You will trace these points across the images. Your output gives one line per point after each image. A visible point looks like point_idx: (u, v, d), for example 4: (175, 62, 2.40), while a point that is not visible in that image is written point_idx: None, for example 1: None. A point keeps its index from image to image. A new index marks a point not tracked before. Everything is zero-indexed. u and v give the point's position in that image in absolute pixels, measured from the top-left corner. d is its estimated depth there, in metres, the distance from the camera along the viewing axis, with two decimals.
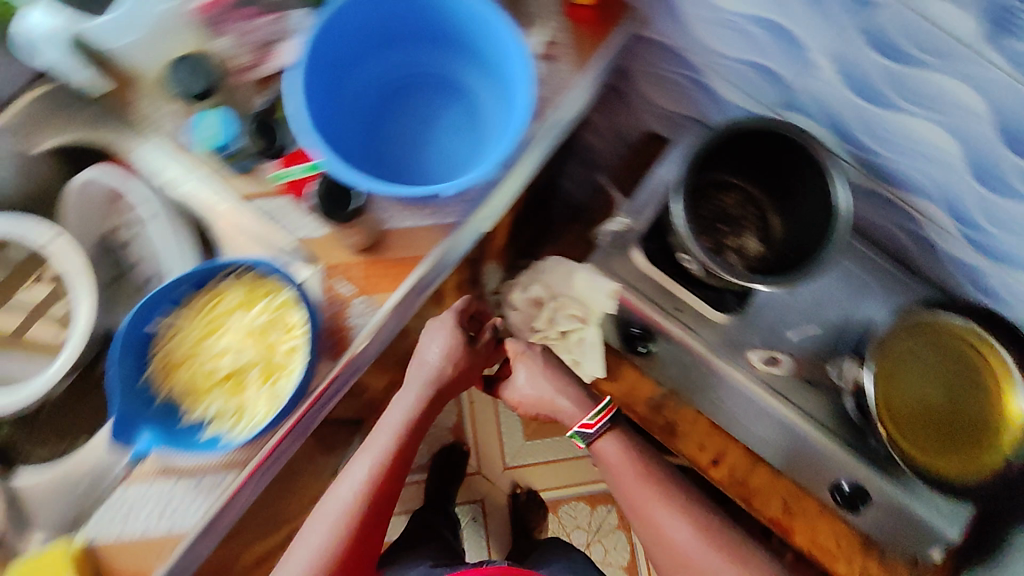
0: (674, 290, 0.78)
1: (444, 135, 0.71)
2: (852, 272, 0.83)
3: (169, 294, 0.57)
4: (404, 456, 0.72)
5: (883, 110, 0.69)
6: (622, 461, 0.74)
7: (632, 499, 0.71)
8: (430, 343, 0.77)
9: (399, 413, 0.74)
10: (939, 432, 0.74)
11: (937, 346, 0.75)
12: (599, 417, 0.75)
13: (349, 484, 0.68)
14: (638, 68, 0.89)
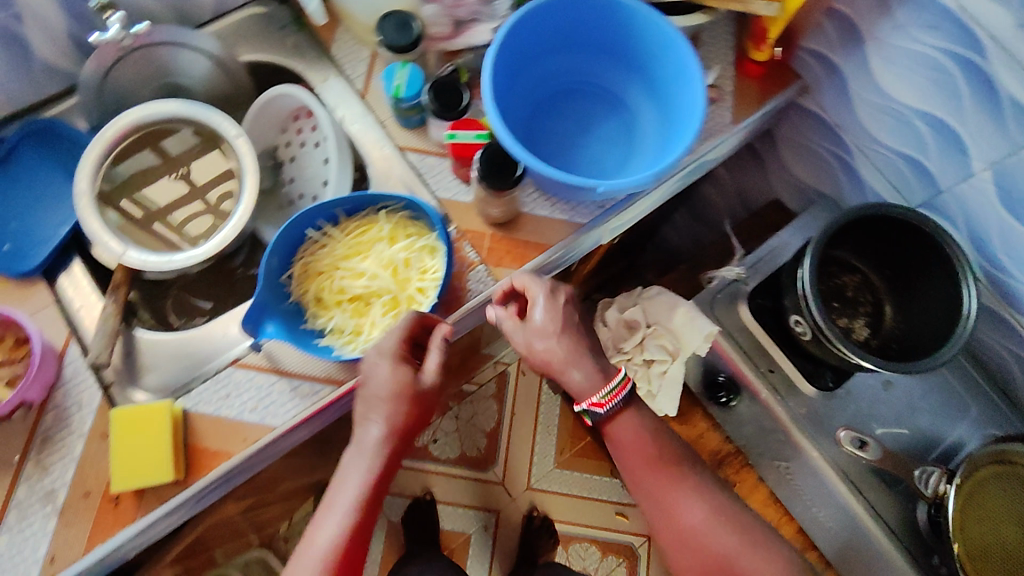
0: (771, 350, 0.79)
1: (598, 141, 0.74)
2: (953, 389, 0.80)
3: (327, 210, 0.62)
4: (368, 514, 0.56)
5: None
6: (637, 443, 0.67)
7: (643, 482, 0.68)
8: (373, 381, 0.57)
9: (355, 470, 0.56)
10: None
11: None
12: (612, 397, 0.64)
13: (309, 559, 0.53)
14: (786, 135, 0.89)
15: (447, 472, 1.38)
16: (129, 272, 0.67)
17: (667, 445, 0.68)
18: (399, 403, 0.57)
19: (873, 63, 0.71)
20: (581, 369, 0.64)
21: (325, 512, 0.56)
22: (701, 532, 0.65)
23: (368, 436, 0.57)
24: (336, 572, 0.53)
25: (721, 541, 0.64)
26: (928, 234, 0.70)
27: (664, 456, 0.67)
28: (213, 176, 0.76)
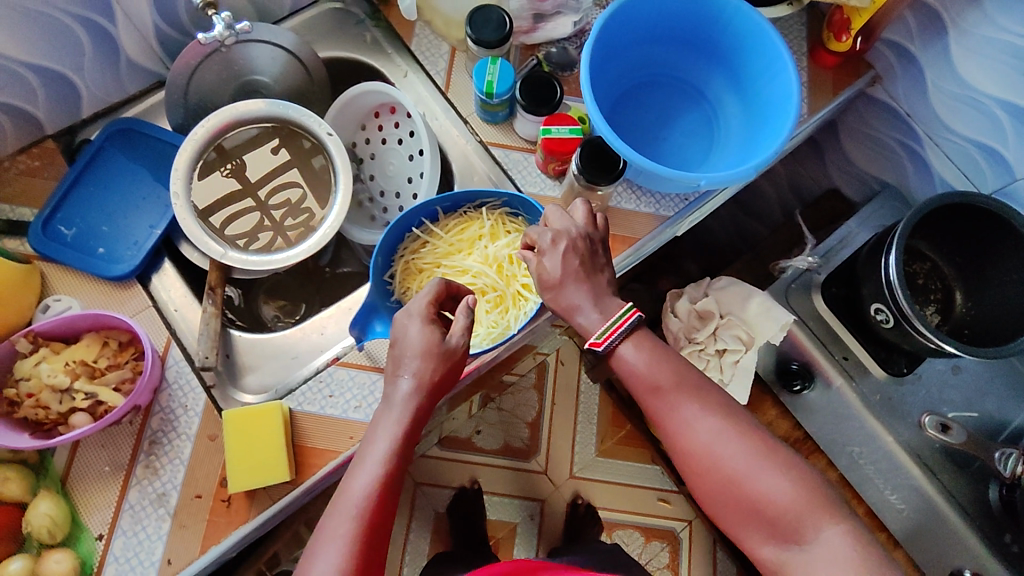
0: (846, 339, 0.82)
1: (681, 135, 0.75)
2: (1021, 376, 0.81)
3: (428, 207, 0.63)
4: (399, 469, 0.53)
5: None
6: (640, 369, 0.56)
7: (654, 414, 0.57)
8: (402, 340, 0.55)
9: (386, 423, 0.54)
10: None
11: None
12: (609, 333, 0.56)
13: (343, 511, 0.51)
14: (849, 124, 0.94)
15: (488, 463, 1.39)
16: (221, 274, 0.67)
17: (668, 364, 0.56)
18: (427, 361, 0.54)
19: (954, 53, 0.74)
20: (585, 313, 0.57)
21: (356, 463, 0.53)
22: (711, 455, 0.54)
23: (396, 392, 0.54)
24: (368, 524, 0.50)
25: (734, 459, 0.53)
26: (1009, 222, 0.72)
27: (666, 374, 0.56)
28: (267, 174, 0.75)
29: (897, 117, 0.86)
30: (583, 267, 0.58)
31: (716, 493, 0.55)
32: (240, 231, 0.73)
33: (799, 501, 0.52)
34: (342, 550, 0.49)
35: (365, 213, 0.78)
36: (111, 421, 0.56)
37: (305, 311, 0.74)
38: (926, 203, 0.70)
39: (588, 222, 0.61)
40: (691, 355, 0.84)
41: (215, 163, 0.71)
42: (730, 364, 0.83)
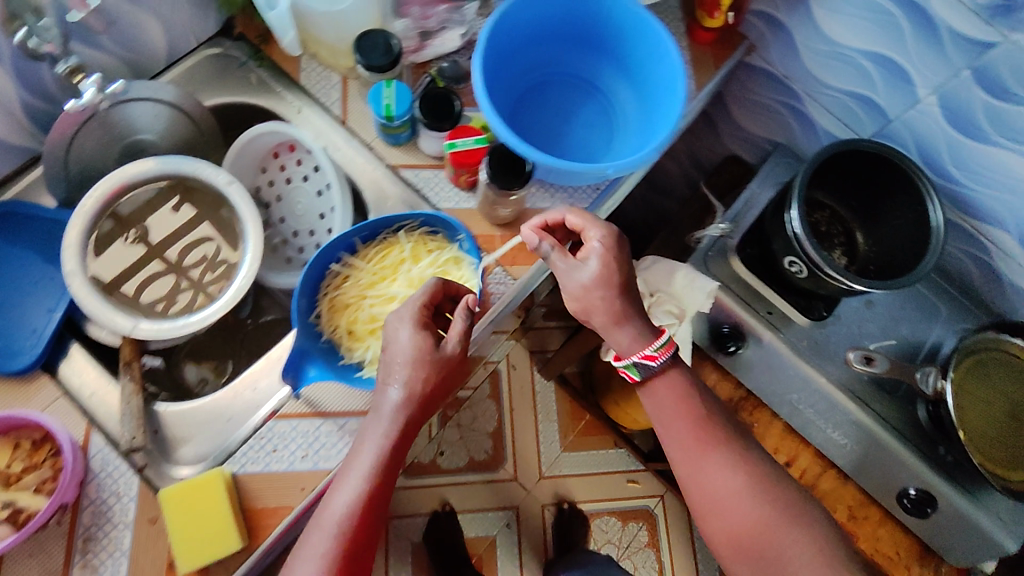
0: (765, 293, 0.86)
1: (582, 129, 0.78)
2: (923, 297, 0.89)
3: (346, 239, 0.62)
4: (385, 483, 0.55)
5: (977, 144, 0.78)
6: (680, 413, 0.66)
7: (685, 456, 0.65)
8: (392, 345, 0.56)
9: (374, 434, 0.55)
10: (1012, 447, 0.79)
11: (1005, 369, 0.81)
12: (664, 350, 0.65)
13: (328, 521, 0.52)
14: (734, 94, 0.99)
15: (457, 482, 1.37)
16: (136, 347, 0.64)
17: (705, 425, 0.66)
18: (417, 370, 0.55)
19: (817, 15, 0.80)
20: (632, 325, 0.65)
21: (344, 474, 0.55)
22: (733, 502, 0.62)
23: (386, 400, 0.55)
24: (349, 539, 0.52)
25: (754, 511, 0.61)
26: (894, 162, 0.78)
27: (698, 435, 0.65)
28: (175, 234, 0.72)
29: (774, 80, 0.92)
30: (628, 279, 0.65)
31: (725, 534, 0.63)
32: (156, 297, 0.70)
33: (806, 550, 0.59)
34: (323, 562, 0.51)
35: (281, 257, 0.75)
36: (36, 527, 0.52)
37: (235, 370, 0.70)
38: (821, 153, 0.76)
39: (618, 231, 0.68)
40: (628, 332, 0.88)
41: (116, 232, 0.68)
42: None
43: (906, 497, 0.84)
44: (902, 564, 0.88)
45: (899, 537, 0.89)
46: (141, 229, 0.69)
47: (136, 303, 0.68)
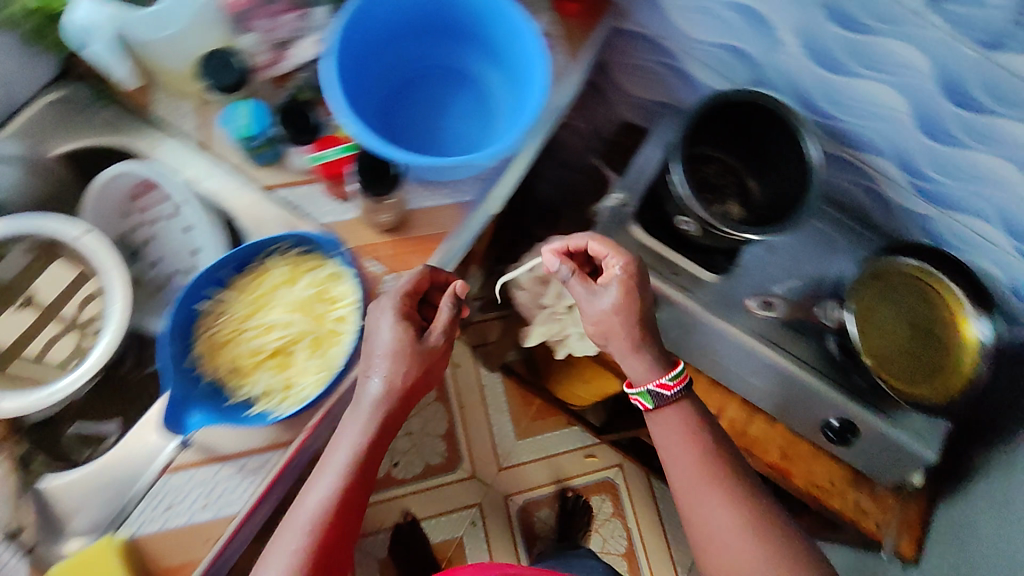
0: (670, 256, 0.86)
1: (458, 120, 0.76)
2: (821, 232, 0.94)
3: (213, 274, 0.59)
4: (358, 483, 0.56)
5: (841, 78, 0.80)
6: (682, 441, 0.67)
7: (687, 488, 0.66)
8: (373, 337, 0.57)
9: (353, 430, 0.56)
10: (915, 362, 0.83)
11: (899, 288, 0.86)
12: (678, 379, 0.68)
13: (298, 521, 0.54)
14: (617, 62, 0.99)
15: (415, 490, 1.35)
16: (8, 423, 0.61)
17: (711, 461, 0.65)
18: (398, 362, 0.56)
19: None
20: (644, 359, 0.69)
21: (318, 473, 0.56)
22: (725, 540, 0.62)
23: (366, 393, 0.56)
24: (320, 540, 0.53)
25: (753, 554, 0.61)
26: (771, 107, 0.79)
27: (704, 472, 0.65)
28: (66, 291, 0.68)
29: (649, 41, 0.92)
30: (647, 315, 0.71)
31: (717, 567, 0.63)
32: (62, 358, 0.68)
33: None
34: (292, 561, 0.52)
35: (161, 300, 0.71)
36: None
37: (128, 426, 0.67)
38: (697, 106, 0.77)
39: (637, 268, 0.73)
40: (541, 320, 0.90)
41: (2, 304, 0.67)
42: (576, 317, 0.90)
43: (828, 429, 0.86)
44: (836, 492, 0.91)
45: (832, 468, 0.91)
46: (25, 294, 0.67)
47: (28, 371, 0.66)
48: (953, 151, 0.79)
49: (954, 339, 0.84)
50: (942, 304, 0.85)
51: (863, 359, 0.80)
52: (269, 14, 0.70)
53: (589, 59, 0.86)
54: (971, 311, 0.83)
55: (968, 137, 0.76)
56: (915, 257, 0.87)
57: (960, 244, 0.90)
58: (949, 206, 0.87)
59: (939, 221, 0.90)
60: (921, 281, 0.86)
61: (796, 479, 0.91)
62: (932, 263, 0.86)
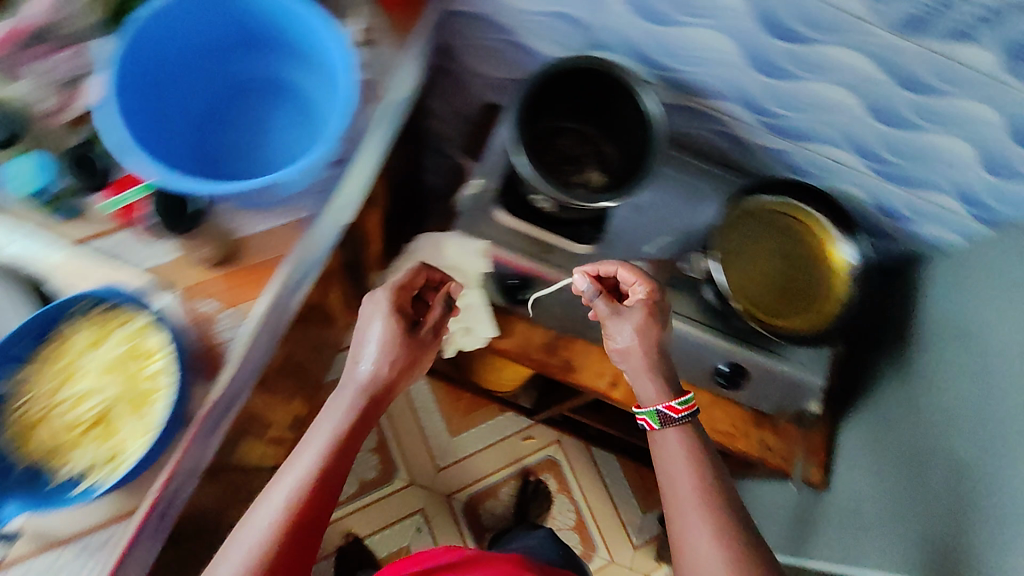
0: (538, 234, 0.86)
1: (283, 133, 0.72)
2: (681, 179, 0.89)
3: (11, 352, 0.58)
4: (341, 456, 0.62)
5: (669, 28, 0.78)
6: (678, 462, 0.62)
7: (674, 511, 0.60)
8: (369, 326, 0.69)
9: (337, 409, 0.64)
10: (789, 296, 0.84)
11: (765, 225, 0.86)
12: (687, 406, 0.65)
13: (264, 513, 0.57)
14: (459, 44, 0.94)
15: (355, 508, 1.31)
16: None
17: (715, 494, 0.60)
18: (388, 347, 0.67)
19: None
20: (652, 382, 0.68)
21: (302, 450, 0.61)
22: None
23: (356, 375, 0.66)
24: (287, 532, 0.56)
25: None
26: (607, 71, 0.78)
27: (707, 508, 0.59)
28: None
29: (483, 20, 0.88)
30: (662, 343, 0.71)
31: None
32: None
33: None
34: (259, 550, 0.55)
35: None
36: None
37: None
38: (529, 80, 0.74)
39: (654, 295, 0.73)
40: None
41: None
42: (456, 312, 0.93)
43: (718, 373, 0.86)
44: (741, 434, 0.92)
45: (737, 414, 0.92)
46: None
47: None
48: (789, 89, 0.80)
49: (825, 265, 0.85)
50: (809, 233, 0.86)
51: (728, 299, 0.80)
52: (38, 56, 0.65)
53: (422, 47, 0.81)
54: (836, 235, 0.85)
55: (799, 69, 0.76)
56: (776, 191, 0.86)
57: (817, 170, 0.92)
58: (798, 135, 0.87)
59: (792, 151, 0.90)
60: (783, 214, 0.87)
61: (700, 431, 0.90)
62: (792, 194, 0.86)
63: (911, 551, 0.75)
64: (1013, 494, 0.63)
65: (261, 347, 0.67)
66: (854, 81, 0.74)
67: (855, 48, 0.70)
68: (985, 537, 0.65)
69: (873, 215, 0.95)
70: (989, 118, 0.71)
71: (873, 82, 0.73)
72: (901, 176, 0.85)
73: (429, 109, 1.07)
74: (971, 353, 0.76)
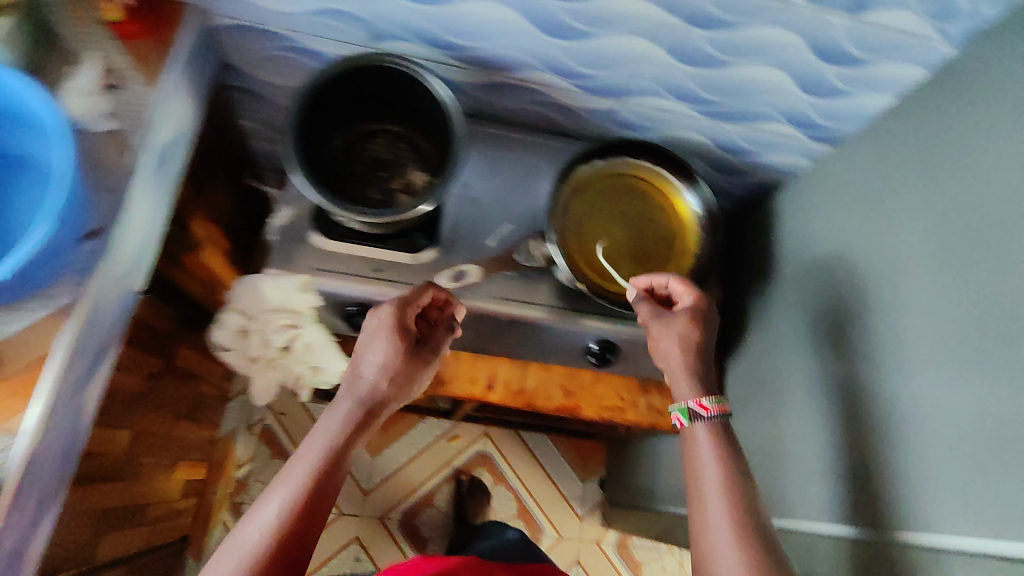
0: (362, 253, 0.78)
1: (24, 213, 0.63)
2: (509, 158, 0.86)
3: None
4: (333, 465, 0.68)
5: (446, 7, 0.69)
6: (705, 451, 0.69)
7: (699, 497, 0.67)
8: (370, 341, 0.73)
9: (332, 421, 0.70)
10: (642, 258, 0.83)
11: (608, 190, 0.85)
12: (716, 405, 0.71)
13: (256, 520, 0.63)
14: (238, 60, 0.81)
15: None
16: None
17: (734, 482, 0.66)
18: (392, 364, 0.72)
19: None
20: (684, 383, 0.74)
21: (298, 457, 0.68)
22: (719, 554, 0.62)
23: (358, 388, 0.72)
24: (278, 539, 0.61)
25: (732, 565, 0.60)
26: (382, 64, 0.69)
27: (723, 500, 0.65)
28: None
29: (248, 30, 0.76)
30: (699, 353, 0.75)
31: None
32: None
33: None
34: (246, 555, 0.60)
35: None
36: None
37: None
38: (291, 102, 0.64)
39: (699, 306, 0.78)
40: (263, 376, 0.81)
41: None
42: (298, 353, 0.80)
43: (590, 353, 0.85)
44: (628, 405, 0.91)
45: (619, 384, 0.91)
46: None
47: None
48: (588, 73, 0.77)
49: (673, 220, 0.85)
50: (654, 191, 0.85)
51: (576, 284, 0.77)
52: None
53: (184, 77, 0.75)
54: (680, 187, 0.84)
55: (588, 27, 0.69)
56: (611, 154, 0.84)
57: (649, 123, 0.85)
58: (620, 97, 0.81)
59: (621, 110, 0.83)
60: (625, 175, 0.85)
61: (586, 412, 0.90)
62: (628, 153, 0.84)
63: (837, 482, 0.73)
64: (856, 419, 0.71)
65: (61, 457, 0.64)
66: (644, 61, 0.73)
67: (637, 34, 0.69)
68: (901, 467, 0.63)
69: (718, 154, 0.91)
70: (777, 79, 0.73)
71: (660, 63, 0.73)
72: (733, 113, 0.81)
73: (213, 121, 0.89)
74: (808, 285, 0.83)
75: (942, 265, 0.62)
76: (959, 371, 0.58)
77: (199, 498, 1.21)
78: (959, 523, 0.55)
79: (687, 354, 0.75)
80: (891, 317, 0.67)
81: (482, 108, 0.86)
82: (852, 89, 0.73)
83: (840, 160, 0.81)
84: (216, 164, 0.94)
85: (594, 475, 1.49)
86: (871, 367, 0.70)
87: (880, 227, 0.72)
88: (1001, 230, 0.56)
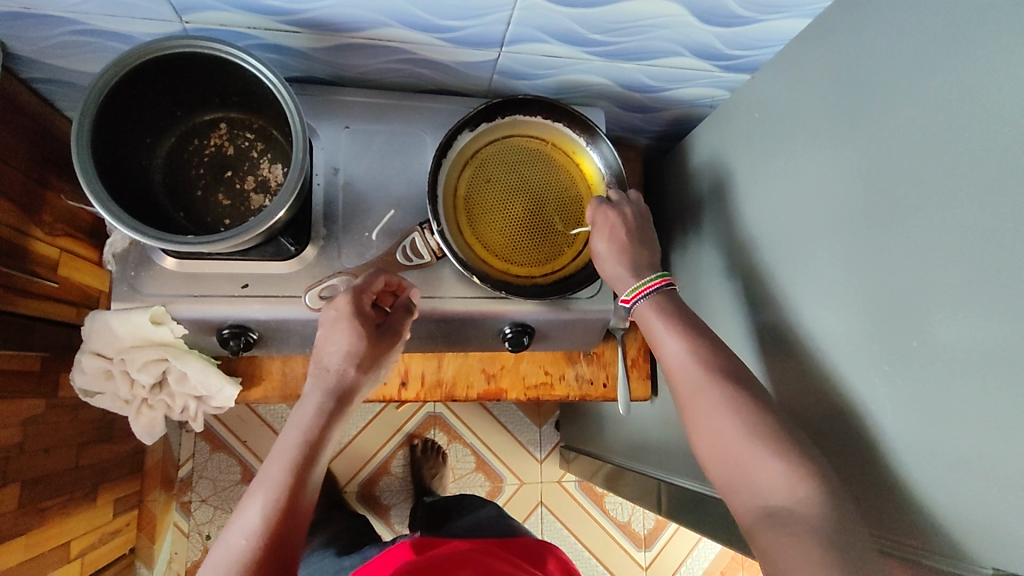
0: (223, 268, 0.67)
1: None
2: (384, 130, 0.75)
3: None
4: (310, 462, 0.60)
5: None
6: (655, 324, 0.65)
7: (677, 386, 0.62)
8: (329, 335, 0.64)
9: (302, 415, 0.62)
10: (550, 230, 0.74)
11: (502, 156, 0.74)
12: (635, 293, 0.67)
13: (239, 531, 0.56)
14: (28, 49, 0.66)
15: None
16: None
17: (701, 338, 0.62)
18: (356, 347, 0.63)
19: None
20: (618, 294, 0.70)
21: (270, 460, 0.60)
22: (704, 424, 0.58)
23: (328, 379, 0.63)
24: (263, 548, 0.55)
25: (726, 426, 0.56)
26: (180, 49, 0.58)
27: (694, 362, 0.61)
28: None
29: (21, 17, 0.60)
30: (626, 249, 0.69)
31: (720, 463, 0.56)
32: None
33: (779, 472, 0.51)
34: (230, 567, 0.54)
35: None
36: None
37: None
38: (75, 126, 0.55)
39: (625, 202, 0.72)
40: (140, 413, 0.75)
41: None
42: (174, 385, 0.74)
43: (506, 340, 0.75)
44: (554, 380, 0.86)
45: (543, 359, 0.86)
46: None
47: None
48: (452, 25, 0.63)
49: (578, 180, 0.76)
50: (554, 149, 0.76)
51: (471, 276, 0.68)
52: None
53: None
54: (580, 141, 0.75)
55: None
56: (498, 115, 0.73)
57: (538, 71, 0.74)
58: (498, 47, 0.68)
59: (502, 60, 0.71)
60: (519, 136, 0.75)
61: (510, 394, 0.85)
62: (517, 112, 0.74)
63: None
64: (774, 392, 0.66)
65: None
66: (513, 7, 0.60)
67: None
68: (827, 448, 0.58)
69: (626, 94, 0.80)
70: (674, 12, 0.61)
71: (534, 7, 0.60)
72: (631, 51, 0.69)
73: (24, 119, 0.74)
74: (730, 238, 0.76)
75: (862, 229, 0.55)
76: (872, 353, 0.53)
77: (138, 508, 1.18)
78: (881, 513, 0.52)
79: (622, 252, 0.69)
80: (814, 282, 0.61)
81: (345, 72, 0.74)
82: (760, 11, 0.62)
83: (755, 92, 0.72)
84: (50, 167, 0.79)
85: (550, 417, 1.48)
86: (792, 333, 0.64)
87: (800, 175, 0.63)
88: (925, 193, 0.49)
